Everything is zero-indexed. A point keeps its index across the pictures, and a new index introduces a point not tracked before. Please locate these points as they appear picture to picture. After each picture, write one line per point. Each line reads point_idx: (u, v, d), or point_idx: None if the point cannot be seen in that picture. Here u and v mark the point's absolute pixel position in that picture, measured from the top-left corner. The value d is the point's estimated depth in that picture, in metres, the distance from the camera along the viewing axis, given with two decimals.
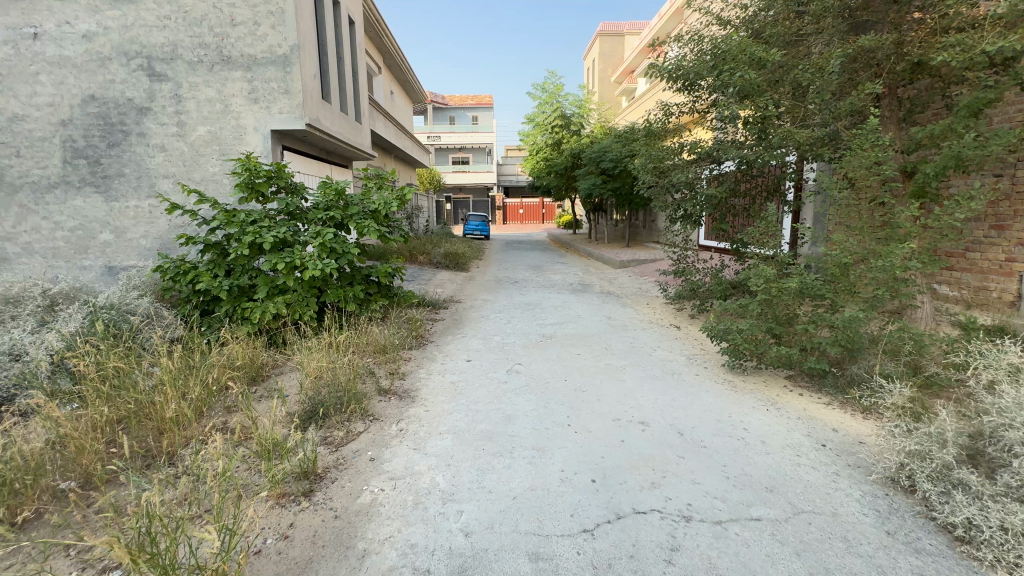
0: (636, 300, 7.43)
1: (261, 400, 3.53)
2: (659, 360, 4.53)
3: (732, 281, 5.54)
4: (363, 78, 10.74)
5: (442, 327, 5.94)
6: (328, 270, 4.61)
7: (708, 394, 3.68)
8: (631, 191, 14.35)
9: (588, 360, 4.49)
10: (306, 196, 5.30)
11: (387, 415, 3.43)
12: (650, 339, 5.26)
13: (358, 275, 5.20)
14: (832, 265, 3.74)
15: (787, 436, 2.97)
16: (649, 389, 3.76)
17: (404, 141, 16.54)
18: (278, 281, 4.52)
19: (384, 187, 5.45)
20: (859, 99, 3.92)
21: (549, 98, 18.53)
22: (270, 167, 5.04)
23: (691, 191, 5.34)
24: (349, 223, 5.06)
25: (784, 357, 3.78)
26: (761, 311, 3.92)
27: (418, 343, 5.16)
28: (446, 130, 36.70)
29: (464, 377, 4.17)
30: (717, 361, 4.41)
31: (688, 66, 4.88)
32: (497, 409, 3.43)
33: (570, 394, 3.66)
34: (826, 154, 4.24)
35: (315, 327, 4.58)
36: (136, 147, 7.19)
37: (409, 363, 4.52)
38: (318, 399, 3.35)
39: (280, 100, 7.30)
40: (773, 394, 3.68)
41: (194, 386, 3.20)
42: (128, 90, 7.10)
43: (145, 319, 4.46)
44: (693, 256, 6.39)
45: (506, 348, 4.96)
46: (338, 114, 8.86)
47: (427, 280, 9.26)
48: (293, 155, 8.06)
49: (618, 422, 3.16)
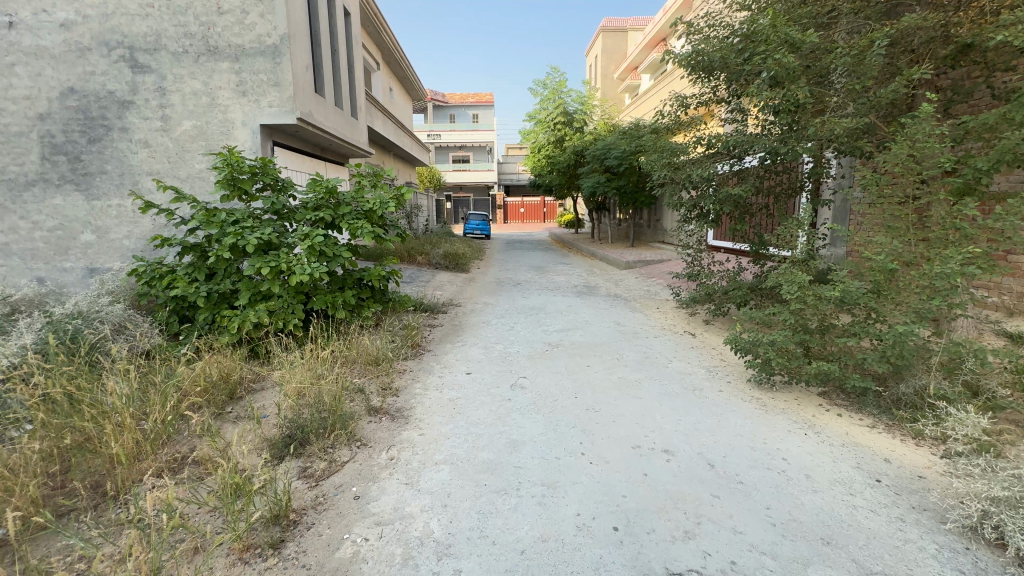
0: (645, 304, 7.06)
1: (236, 423, 3.15)
2: (677, 373, 4.15)
3: (752, 286, 5.14)
4: (359, 71, 10.35)
5: (441, 334, 5.56)
6: (316, 275, 4.23)
7: (736, 414, 3.29)
8: (637, 190, 14.00)
9: (599, 373, 4.10)
10: (293, 194, 4.92)
11: (376, 440, 3.05)
12: (664, 348, 4.87)
13: (350, 280, 4.81)
14: (876, 271, 3.34)
15: (834, 468, 2.60)
16: (670, 408, 3.38)
17: (404, 139, 16.17)
18: (261, 287, 4.14)
19: (379, 184, 5.07)
20: (903, 87, 3.54)
21: (551, 95, 18.14)
22: (255, 162, 4.65)
23: (710, 189, 4.95)
24: (341, 223, 4.68)
25: (820, 373, 3.39)
26: (792, 320, 3.54)
27: (414, 352, 4.78)
28: (445, 129, 36.32)
29: (463, 393, 3.78)
30: (741, 375, 4.02)
31: (707, 53, 4.49)
32: (500, 434, 3.05)
33: (581, 414, 3.28)
34: (864, 147, 3.84)
35: (302, 337, 4.21)
36: (118, 142, 6.81)
37: (404, 376, 4.14)
38: (298, 422, 2.97)
39: (269, 93, 6.93)
40: (809, 415, 3.29)
41: (156, 409, 2.86)
42: (110, 83, 6.72)
43: (114, 329, 4.08)
44: (707, 258, 5.99)
45: (509, 359, 4.57)
46: (333, 108, 8.47)
47: (426, 283, 8.87)
48: (284, 151, 7.67)
49: (638, 451, 2.78)
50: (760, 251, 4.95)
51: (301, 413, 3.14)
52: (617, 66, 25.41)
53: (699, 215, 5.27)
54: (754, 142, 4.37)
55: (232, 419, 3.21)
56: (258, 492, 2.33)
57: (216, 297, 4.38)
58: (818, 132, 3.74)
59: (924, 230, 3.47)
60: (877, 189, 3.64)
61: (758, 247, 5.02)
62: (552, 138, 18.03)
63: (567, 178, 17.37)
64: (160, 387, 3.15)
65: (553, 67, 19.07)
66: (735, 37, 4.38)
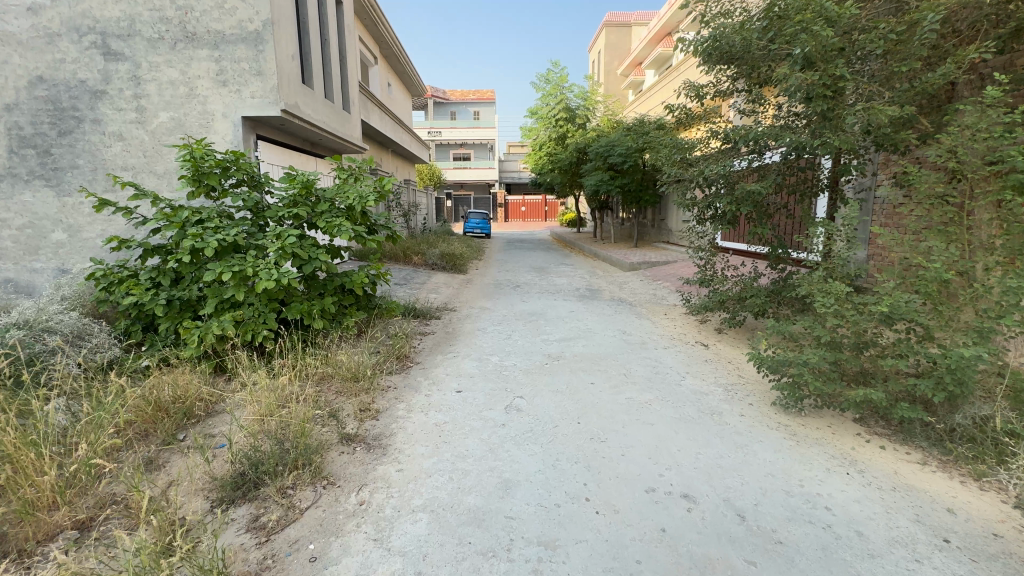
0: (652, 311, 6.62)
1: (184, 454, 2.72)
2: (691, 392, 3.71)
3: (771, 292, 4.74)
4: (352, 63, 9.90)
5: (431, 343, 5.13)
6: (288, 280, 3.80)
7: (763, 446, 2.85)
8: (641, 189, 13.65)
9: (605, 392, 3.67)
10: (268, 190, 4.49)
11: (346, 476, 2.62)
12: (675, 363, 4.43)
13: (331, 284, 4.39)
14: (927, 282, 2.89)
15: (890, 523, 2.16)
16: (686, 438, 2.95)
17: (402, 135, 15.69)
18: (226, 294, 3.71)
19: (362, 179, 4.65)
20: (956, 70, 3.09)
21: (553, 90, 17.74)
22: (225, 155, 4.21)
23: (728, 187, 4.50)
24: (319, 222, 4.25)
25: (861, 399, 2.95)
26: (826, 336, 3.09)
27: (401, 365, 4.36)
28: (445, 126, 36.11)
29: (452, 416, 3.34)
30: (765, 396, 3.58)
31: (727, 35, 4.02)
32: (491, 472, 2.62)
33: (585, 446, 2.85)
34: (907, 140, 3.38)
35: (273, 350, 3.79)
36: (91, 135, 6.38)
37: (387, 394, 3.71)
38: (253, 457, 2.54)
39: (252, 83, 6.49)
40: (847, 447, 2.86)
41: (83, 444, 2.43)
42: (81, 71, 6.28)
43: (64, 342, 3.67)
44: (720, 261, 5.55)
45: (504, 374, 4.13)
46: (322, 100, 8.03)
47: (421, 285, 8.45)
48: (269, 146, 7.23)
49: (653, 496, 2.35)
50: (780, 255, 4.67)
51: (261, 445, 2.70)
52: (620, 62, 24.93)
53: (715, 216, 4.82)
54: (778, 135, 3.90)
55: (182, 450, 2.78)
56: (188, 556, 1.90)
57: (179, 305, 3.95)
58: (854, 123, 3.29)
59: (980, 235, 3.02)
60: (922, 187, 3.19)
61: (777, 250, 4.70)
62: (554, 134, 17.59)
63: (569, 176, 16.96)
64: (96, 414, 2.72)
65: (558, 61, 18.64)
66: (760, 17, 3.91)
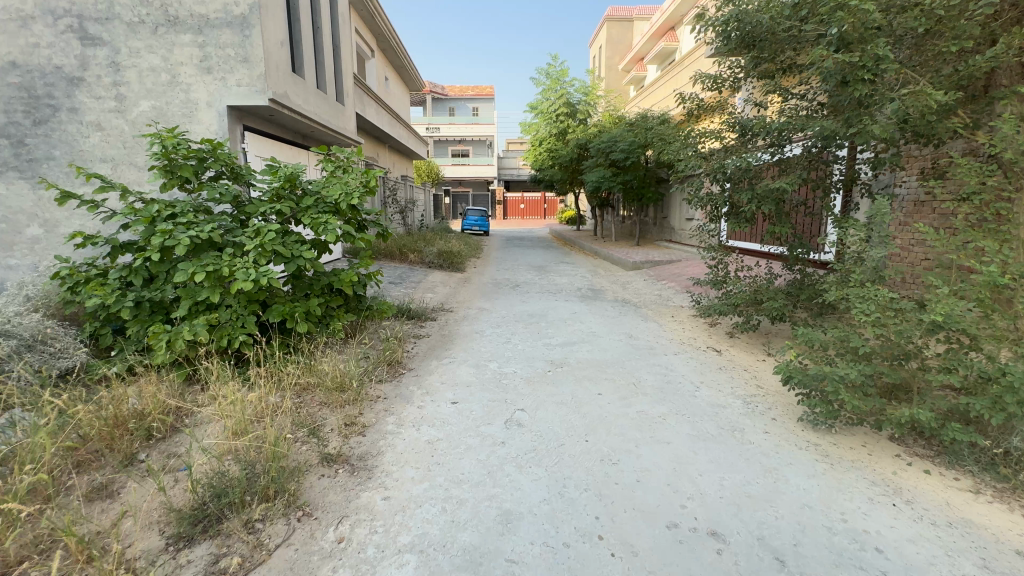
0: (658, 312, 6.32)
1: (141, 480, 2.40)
2: (707, 405, 3.41)
3: (791, 295, 4.46)
4: (346, 53, 9.54)
5: (426, 348, 4.81)
6: (269, 281, 3.48)
7: (794, 471, 2.55)
8: (643, 186, 13.28)
9: (614, 405, 3.36)
10: (250, 183, 4.16)
11: (324, 505, 2.30)
12: (688, 371, 4.12)
13: (317, 285, 4.07)
14: (980, 287, 2.57)
15: (954, 570, 1.86)
16: (707, 460, 2.65)
17: (399, 131, 15.35)
18: (200, 296, 3.38)
19: (351, 172, 4.32)
20: (1009, 50, 2.76)
21: (553, 84, 17.40)
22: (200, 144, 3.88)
23: (747, 182, 4.19)
24: (304, 217, 3.94)
25: (902, 418, 2.64)
26: (863, 347, 2.78)
27: (392, 372, 4.05)
28: (445, 122, 35.89)
29: (446, 432, 3.03)
30: (789, 410, 3.27)
31: (750, 14, 3.69)
32: (489, 501, 2.30)
33: (595, 470, 2.54)
34: (950, 128, 3.06)
35: (252, 357, 3.47)
36: (67, 124, 6.00)
37: (375, 406, 3.40)
38: (218, 483, 2.22)
39: (238, 70, 6.15)
40: (888, 472, 2.55)
41: (18, 472, 2.10)
42: (56, 56, 5.90)
43: (20, 348, 3.33)
44: (733, 262, 5.24)
45: (503, 382, 3.82)
46: (314, 91, 7.68)
47: (418, 284, 8.13)
48: (257, 137, 6.88)
49: (676, 535, 2.05)
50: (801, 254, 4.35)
51: (228, 469, 2.38)
52: (622, 56, 24.57)
53: (730, 212, 4.51)
54: (803, 126, 3.58)
55: (140, 473, 2.46)
56: None
57: (149, 308, 3.62)
58: (890, 110, 2.98)
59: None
60: (966, 181, 2.89)
61: (797, 250, 4.42)
62: (554, 130, 17.26)
63: (569, 173, 16.64)
64: (41, 434, 2.39)
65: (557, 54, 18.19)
66: None
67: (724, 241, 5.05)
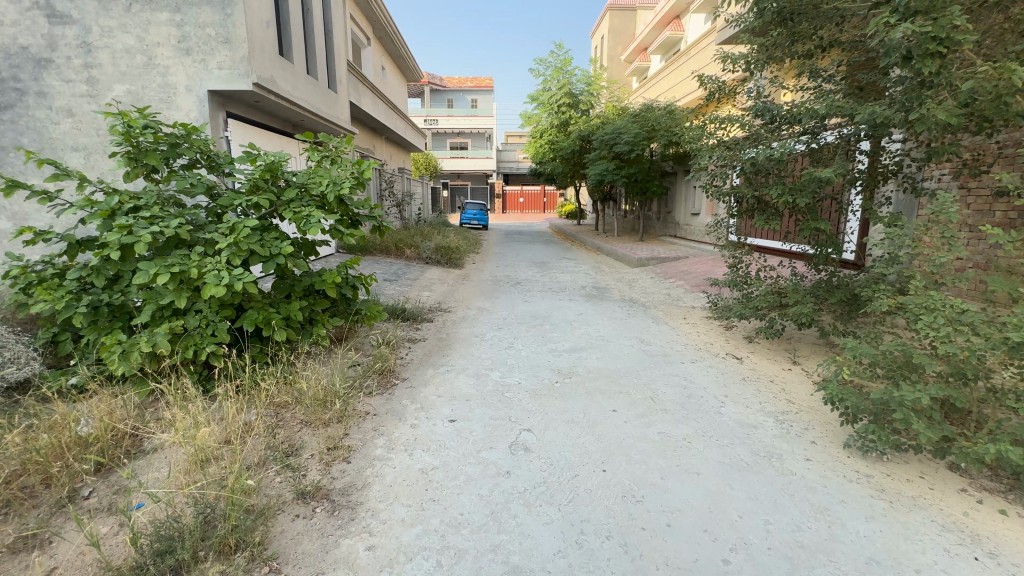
0: (669, 313, 5.98)
1: (80, 526, 2.01)
2: (736, 425, 3.04)
3: (820, 297, 4.11)
4: (338, 37, 9.07)
5: (421, 353, 4.44)
6: (244, 284, 3.09)
7: (849, 511, 2.19)
8: (647, 179, 12.88)
9: (631, 425, 2.99)
10: (227, 173, 3.74)
11: (297, 557, 1.92)
12: (709, 382, 3.75)
13: (300, 286, 3.68)
14: None
15: None
16: (746, 497, 2.28)
17: (396, 121, 14.85)
18: (164, 300, 2.99)
19: (339, 162, 3.91)
20: None
21: (555, 74, 16.94)
22: (170, 129, 3.46)
23: (775, 174, 3.81)
24: (285, 212, 3.53)
25: (973, 449, 2.27)
26: (929, 368, 2.38)
27: (383, 383, 3.67)
28: (443, 114, 35.36)
29: (442, 458, 2.65)
30: (830, 432, 2.90)
31: None
32: (494, 554, 1.94)
33: (618, 512, 2.17)
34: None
35: (224, 369, 3.09)
36: (35, 110, 5.53)
37: (364, 425, 3.03)
38: (167, 534, 1.84)
39: (219, 51, 5.70)
40: (958, 514, 2.19)
41: None
42: (22, 35, 5.40)
43: None
44: (752, 261, 4.87)
45: (506, 396, 3.45)
46: (303, 76, 7.23)
47: (414, 281, 7.76)
48: (241, 125, 6.45)
49: None
50: (834, 256, 4.07)
51: (182, 513, 1.99)
52: (624, 47, 24.10)
53: (755, 208, 4.10)
54: (848, 110, 3.18)
55: (78, 519, 2.07)
56: None
57: (108, 313, 3.22)
58: (954, 92, 2.60)
59: None
60: None
61: (828, 250, 4.08)
62: (555, 121, 16.81)
63: (570, 165, 16.26)
64: None
65: (558, 43, 17.67)
66: None
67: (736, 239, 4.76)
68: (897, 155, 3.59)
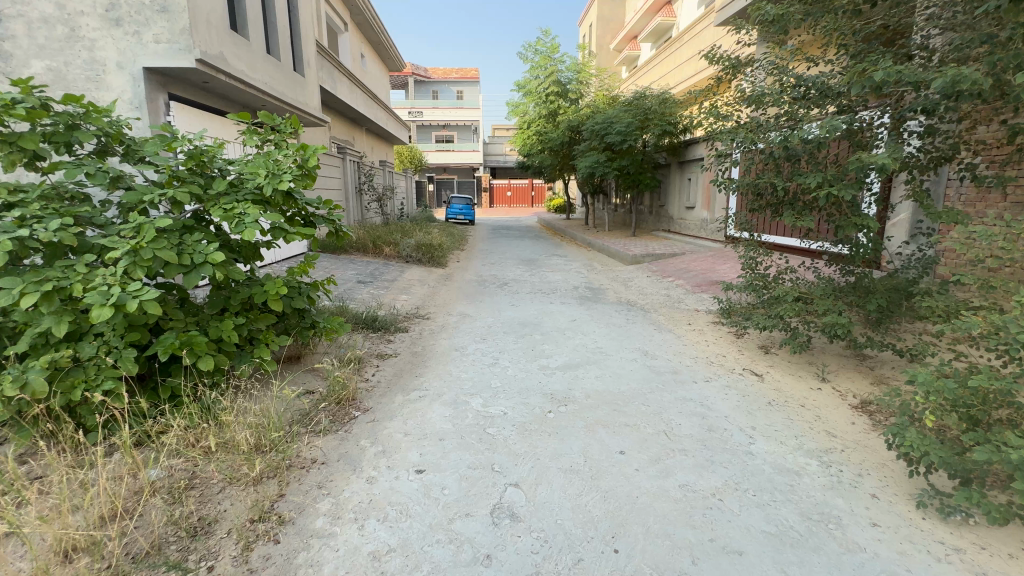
0: (671, 317, 5.39)
1: None
2: (774, 471, 2.43)
3: (854, 304, 3.52)
4: (305, 14, 8.27)
5: (390, 374, 3.76)
6: (151, 301, 2.40)
7: None
8: (642, 170, 12.07)
9: (647, 476, 2.37)
10: (142, 161, 3.01)
11: None
12: (731, 409, 3.15)
13: (235, 298, 2.98)
14: None
15: None
16: None
17: (377, 111, 14.00)
18: (41, 324, 2.28)
19: (284, 149, 3.22)
20: None
21: (542, 61, 16.22)
22: (61, 104, 2.72)
23: (806, 159, 3.21)
24: (212, 208, 2.84)
25: None
26: None
27: (339, 418, 3.01)
28: (428, 105, 34.42)
29: (403, 534, 2.00)
30: (896, 484, 2.30)
31: None
32: None
33: None
34: None
35: (128, 411, 2.38)
36: None
37: (305, 481, 2.36)
38: None
39: (156, 22, 4.93)
40: None
41: None
42: None
43: None
44: (770, 261, 4.27)
45: (490, 434, 2.80)
46: (260, 55, 6.47)
47: (390, 283, 7.05)
48: (186, 108, 5.71)
49: None
50: (870, 256, 3.49)
51: None
52: (613, 35, 23.48)
53: (781, 201, 3.52)
54: (912, 78, 2.56)
55: None
56: None
57: None
58: None
59: None
60: None
61: (863, 252, 3.47)
62: (543, 111, 16.14)
63: (559, 158, 15.58)
64: None
65: (546, 29, 16.98)
66: None
67: (735, 233, 4.25)
68: (950, 139, 2.99)
